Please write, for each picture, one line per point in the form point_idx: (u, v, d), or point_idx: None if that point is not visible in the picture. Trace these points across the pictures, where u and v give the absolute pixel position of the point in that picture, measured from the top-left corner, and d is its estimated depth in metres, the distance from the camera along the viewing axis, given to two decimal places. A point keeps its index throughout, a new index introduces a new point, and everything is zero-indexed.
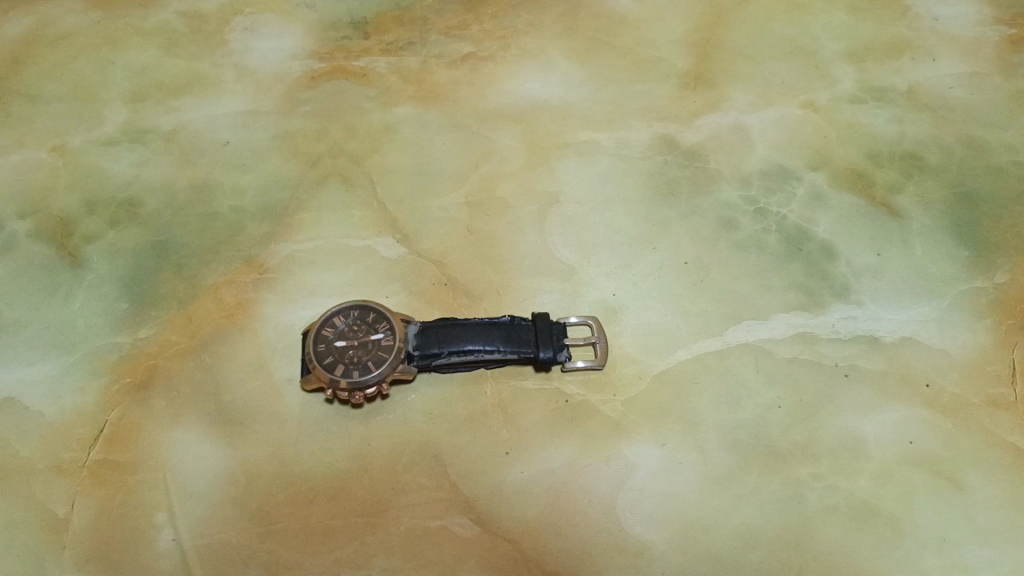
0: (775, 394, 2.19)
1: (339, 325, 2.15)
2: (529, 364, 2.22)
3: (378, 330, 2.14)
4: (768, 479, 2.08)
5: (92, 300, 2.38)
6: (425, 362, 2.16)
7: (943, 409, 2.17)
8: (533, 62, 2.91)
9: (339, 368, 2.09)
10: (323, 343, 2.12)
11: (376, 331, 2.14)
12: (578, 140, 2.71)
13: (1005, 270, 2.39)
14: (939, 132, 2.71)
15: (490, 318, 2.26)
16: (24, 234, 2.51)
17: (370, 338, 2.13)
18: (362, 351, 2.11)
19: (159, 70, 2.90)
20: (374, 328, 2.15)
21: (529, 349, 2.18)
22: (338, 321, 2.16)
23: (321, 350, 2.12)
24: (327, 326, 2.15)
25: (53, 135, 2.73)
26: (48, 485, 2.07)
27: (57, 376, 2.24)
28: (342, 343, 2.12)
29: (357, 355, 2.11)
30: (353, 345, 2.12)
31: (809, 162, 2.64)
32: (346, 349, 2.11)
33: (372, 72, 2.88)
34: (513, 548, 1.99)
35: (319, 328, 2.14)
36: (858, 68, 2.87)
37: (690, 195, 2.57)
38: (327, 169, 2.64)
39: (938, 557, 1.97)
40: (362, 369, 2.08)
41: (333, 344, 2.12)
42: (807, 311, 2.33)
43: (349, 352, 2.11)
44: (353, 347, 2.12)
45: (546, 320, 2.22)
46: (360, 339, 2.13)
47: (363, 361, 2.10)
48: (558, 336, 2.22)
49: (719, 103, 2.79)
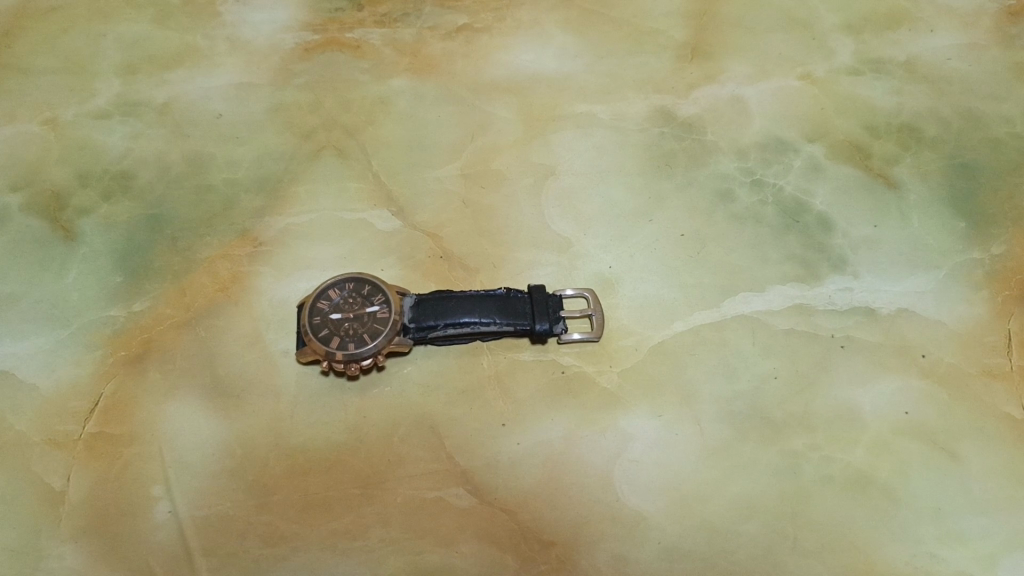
0: (771, 365, 2.19)
1: (334, 297, 2.15)
2: (525, 337, 2.22)
3: (374, 303, 2.13)
4: (764, 450, 2.08)
5: (86, 273, 2.37)
6: (422, 334, 2.15)
7: (939, 379, 2.17)
8: (529, 34, 2.88)
9: (335, 341, 2.08)
10: (318, 316, 2.12)
11: (371, 304, 2.13)
12: (574, 112, 2.69)
13: (1003, 241, 2.39)
14: (937, 103, 2.69)
15: (487, 290, 2.25)
16: (17, 208, 2.49)
17: (365, 310, 2.12)
18: (357, 323, 2.10)
19: (151, 42, 2.87)
20: (369, 300, 2.14)
21: (525, 321, 2.18)
22: (333, 294, 2.15)
23: (317, 322, 2.11)
24: (323, 299, 2.14)
25: (44, 109, 2.71)
26: (43, 458, 2.07)
27: (51, 350, 2.23)
28: (337, 316, 2.11)
29: (352, 327, 2.10)
30: (349, 317, 2.11)
31: (806, 134, 2.62)
32: (342, 322, 2.11)
33: (367, 44, 2.85)
34: (510, 518, 2.00)
35: (314, 300, 2.13)
36: (857, 40, 2.85)
37: (687, 167, 2.56)
38: (321, 142, 2.62)
39: (933, 526, 1.98)
40: (358, 341, 2.08)
41: (328, 316, 2.12)
42: (804, 283, 2.33)
43: (345, 324, 2.10)
44: (349, 320, 2.11)
45: (541, 292, 2.21)
46: (355, 311, 2.12)
47: (358, 333, 2.09)
48: (554, 308, 2.21)
49: (717, 75, 2.77)
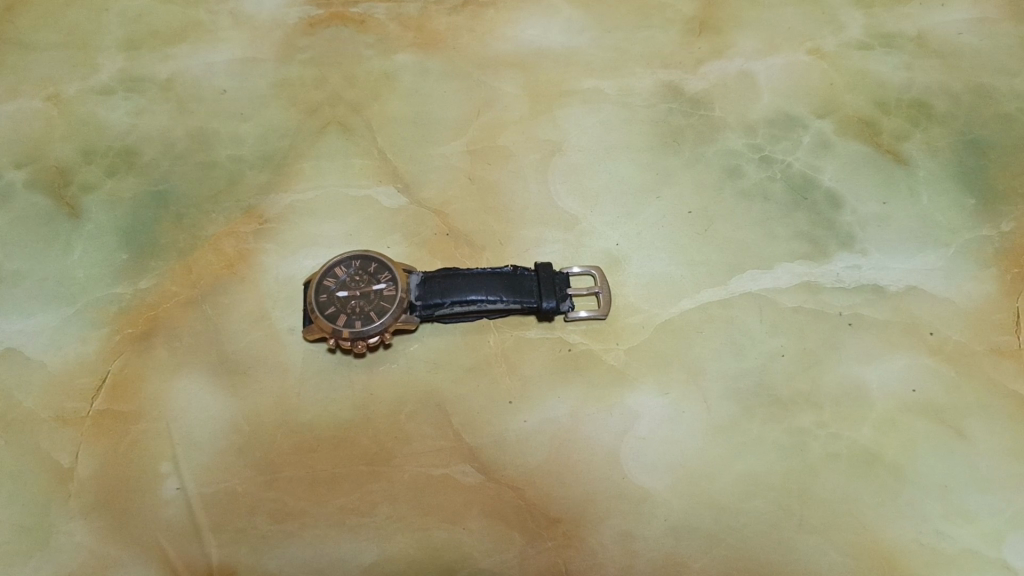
0: (778, 342, 2.18)
1: (340, 275, 2.14)
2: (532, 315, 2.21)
3: (380, 280, 2.13)
4: (771, 427, 2.08)
5: (91, 250, 2.36)
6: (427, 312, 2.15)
7: (947, 357, 2.16)
8: (535, 8, 2.84)
9: (342, 318, 2.07)
10: (324, 293, 2.11)
11: (378, 282, 2.13)
12: (581, 87, 2.66)
13: (1013, 218, 2.37)
14: (947, 79, 2.66)
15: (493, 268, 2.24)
16: (21, 184, 2.48)
17: (372, 288, 2.12)
18: (364, 301, 2.10)
19: (154, 17, 2.84)
20: (376, 278, 2.14)
21: (532, 299, 2.17)
22: (338, 272, 2.15)
23: (323, 300, 2.10)
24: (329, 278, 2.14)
25: (49, 85, 2.69)
26: (51, 434, 2.08)
27: (58, 327, 2.24)
28: (344, 294, 2.11)
29: (357, 304, 2.09)
30: (355, 295, 2.11)
31: (815, 111, 2.60)
32: (347, 298, 2.10)
33: (371, 19, 2.82)
34: (518, 494, 2.01)
35: (320, 278, 2.13)
36: (867, 14, 2.81)
37: (695, 143, 2.54)
38: (327, 117, 2.60)
39: (939, 504, 1.98)
40: (365, 319, 2.07)
41: (335, 294, 2.11)
42: (812, 260, 2.32)
43: (352, 302, 2.10)
44: (354, 296, 2.10)
45: (549, 270, 2.21)
46: (362, 289, 2.11)
47: (365, 311, 2.08)
48: (561, 287, 2.20)
49: (725, 49, 2.73)
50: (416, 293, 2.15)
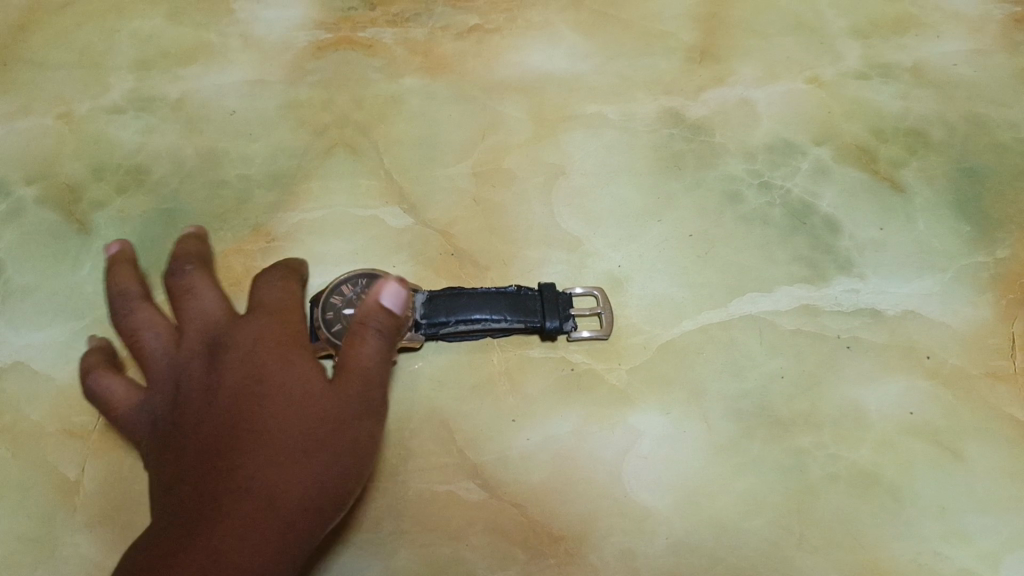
0: (778, 364, 2.22)
1: (347, 293, 2.19)
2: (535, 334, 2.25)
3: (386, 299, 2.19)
4: (771, 447, 2.11)
5: (101, 266, 2.39)
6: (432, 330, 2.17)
7: (943, 380, 2.20)
8: (540, 34, 2.84)
9: None
10: (331, 310, 2.15)
11: None
12: (585, 112, 2.67)
13: (1008, 244, 2.40)
14: (944, 108, 2.68)
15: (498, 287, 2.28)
16: (32, 200, 2.52)
17: None
18: None
19: (163, 38, 2.83)
20: None
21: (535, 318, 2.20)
22: (345, 290, 2.20)
23: (330, 316, 2.14)
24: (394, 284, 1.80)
25: (58, 102, 2.70)
26: (59, 447, 2.11)
27: (68, 341, 2.27)
28: (350, 311, 2.15)
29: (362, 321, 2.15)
30: None
31: (814, 138, 2.62)
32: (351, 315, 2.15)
33: (379, 43, 2.81)
34: (522, 510, 2.04)
35: (327, 295, 2.17)
36: (865, 44, 2.81)
37: (696, 168, 2.57)
38: (333, 139, 2.62)
39: (937, 524, 2.02)
40: None
41: (341, 311, 2.15)
42: (810, 284, 2.36)
43: None
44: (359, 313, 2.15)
45: (552, 290, 2.25)
46: None
47: None
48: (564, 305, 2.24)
49: (726, 77, 2.74)
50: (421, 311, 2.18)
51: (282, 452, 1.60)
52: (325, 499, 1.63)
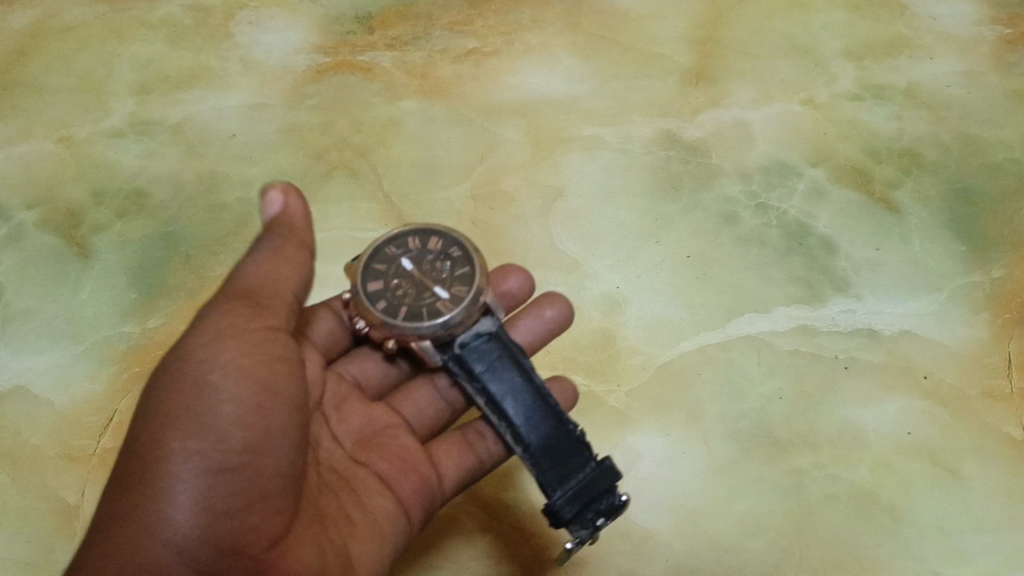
0: (776, 385, 2.23)
1: (413, 247, 1.84)
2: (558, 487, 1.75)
3: (449, 283, 1.79)
4: (770, 467, 2.12)
5: (101, 290, 2.40)
6: (464, 355, 1.80)
7: (940, 400, 2.21)
8: (537, 57, 2.86)
9: (381, 304, 1.77)
10: (386, 261, 1.81)
11: (455, 274, 1.80)
12: (582, 134, 2.69)
13: (1004, 264, 2.41)
14: (937, 129, 2.70)
15: (550, 415, 1.78)
16: (32, 225, 2.53)
17: (433, 287, 1.78)
18: (414, 287, 1.78)
19: (163, 63, 2.85)
20: (453, 268, 1.81)
21: (579, 466, 1.76)
22: (412, 242, 1.84)
23: (386, 271, 1.80)
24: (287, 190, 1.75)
25: (60, 127, 2.72)
26: (59, 472, 2.11)
27: (67, 365, 2.27)
28: (408, 267, 1.80)
29: (405, 291, 1.78)
30: (416, 277, 1.80)
31: (810, 159, 2.63)
32: (392, 277, 1.79)
33: (377, 66, 2.84)
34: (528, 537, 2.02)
35: (391, 243, 1.83)
36: (858, 66, 2.84)
37: (692, 189, 2.58)
38: (333, 162, 2.64)
39: (936, 544, 2.01)
40: (412, 317, 1.75)
41: (400, 265, 1.81)
42: (807, 304, 2.36)
43: (399, 287, 1.78)
44: (405, 278, 1.79)
45: (599, 482, 1.75)
46: (430, 277, 1.80)
47: (413, 308, 1.76)
48: (604, 504, 1.75)
49: (722, 99, 2.76)
50: (460, 316, 1.75)
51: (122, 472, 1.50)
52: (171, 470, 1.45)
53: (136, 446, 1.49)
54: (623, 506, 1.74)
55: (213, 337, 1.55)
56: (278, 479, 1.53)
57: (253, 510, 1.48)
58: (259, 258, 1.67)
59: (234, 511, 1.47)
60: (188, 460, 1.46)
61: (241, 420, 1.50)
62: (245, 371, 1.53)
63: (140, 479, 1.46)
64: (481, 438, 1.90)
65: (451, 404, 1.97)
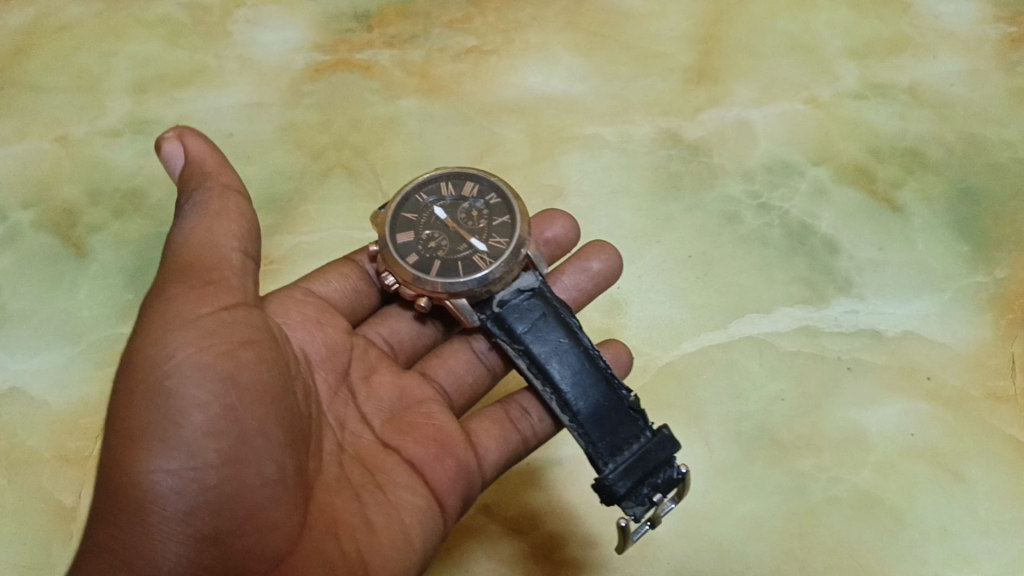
0: (778, 386, 2.21)
1: (447, 195, 1.89)
2: (609, 460, 1.72)
3: (484, 236, 1.84)
4: (772, 470, 2.09)
5: (97, 290, 2.38)
6: (504, 315, 1.81)
7: (943, 402, 2.18)
8: (537, 56, 2.84)
9: (414, 257, 1.80)
10: (419, 209, 1.87)
11: (494, 223, 1.86)
12: (583, 133, 2.67)
13: (1008, 264, 2.39)
14: (940, 128, 2.68)
15: (602, 381, 1.77)
16: (28, 225, 2.50)
17: (469, 239, 1.83)
18: (447, 240, 1.83)
19: (161, 61, 2.82)
20: (492, 218, 1.87)
21: (631, 437, 1.75)
22: (445, 190, 1.90)
23: (420, 220, 1.85)
24: (200, 144, 1.66)
25: (56, 126, 2.69)
26: (54, 474, 2.08)
27: (63, 366, 2.25)
28: (442, 216, 1.86)
29: (441, 243, 1.83)
30: (450, 228, 1.85)
31: (812, 158, 2.61)
32: (425, 227, 1.84)
33: (376, 65, 2.81)
34: (542, 552, 1.99)
35: (423, 191, 1.89)
36: (861, 64, 2.82)
37: (694, 189, 2.56)
38: (331, 161, 2.61)
39: (940, 547, 1.98)
40: (448, 273, 1.78)
41: (433, 215, 1.86)
42: (810, 304, 2.34)
43: (432, 238, 1.83)
44: (438, 229, 1.84)
45: (656, 449, 1.73)
46: (466, 229, 1.85)
47: (450, 262, 1.80)
48: (660, 479, 1.73)
49: (724, 98, 2.73)
50: (498, 272, 1.79)
51: (96, 502, 1.39)
52: (147, 490, 1.34)
53: (105, 468, 1.38)
54: (682, 479, 1.72)
55: (165, 334, 1.43)
56: (268, 486, 1.43)
57: (245, 522, 1.40)
58: (194, 225, 1.58)
59: (223, 532, 1.38)
60: (161, 483, 1.34)
61: (215, 426, 1.39)
62: (206, 368, 1.42)
63: (113, 514, 1.35)
64: (524, 416, 1.84)
65: (489, 368, 1.95)
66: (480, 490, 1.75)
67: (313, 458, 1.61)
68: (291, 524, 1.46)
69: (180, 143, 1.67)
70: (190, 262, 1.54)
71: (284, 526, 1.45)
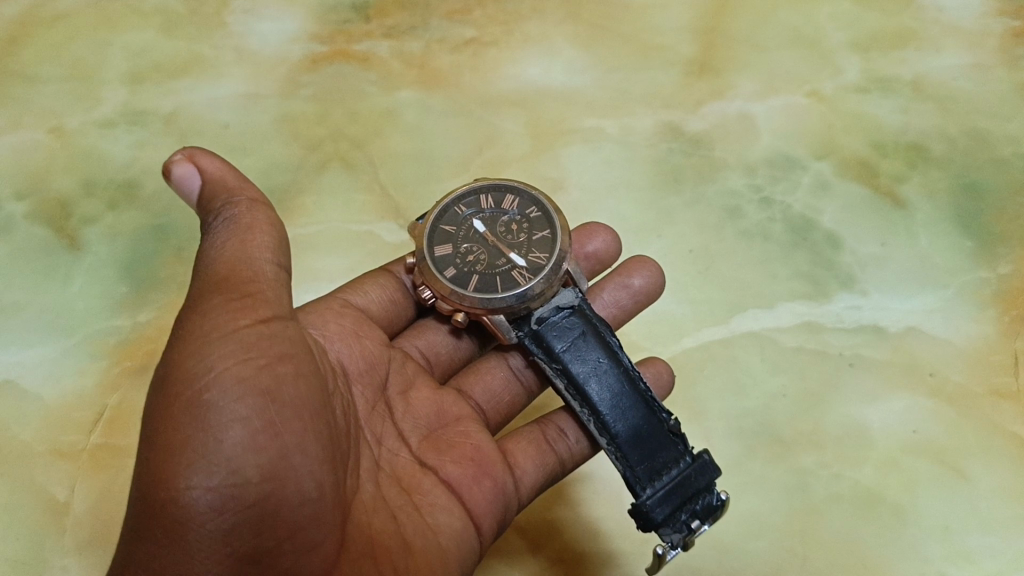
0: (780, 382, 2.18)
1: (486, 208, 1.89)
2: (648, 485, 1.69)
3: (523, 251, 1.83)
4: (773, 467, 2.07)
5: (91, 282, 2.35)
6: (542, 332, 1.80)
7: (946, 398, 2.15)
8: (537, 48, 2.80)
9: (450, 270, 1.79)
10: (456, 221, 1.86)
11: (534, 237, 1.86)
12: (583, 126, 2.64)
13: (1011, 260, 2.37)
14: (944, 123, 2.65)
15: (641, 404, 1.73)
16: (21, 216, 2.47)
17: (508, 253, 1.82)
18: (485, 254, 1.82)
19: (156, 51, 2.79)
20: (532, 232, 1.86)
21: (670, 462, 1.71)
22: (484, 203, 1.90)
23: (459, 233, 1.85)
24: (213, 162, 1.58)
25: (50, 116, 2.66)
26: (47, 468, 2.05)
27: (57, 359, 2.22)
28: (481, 229, 1.86)
29: (480, 256, 1.82)
30: (489, 242, 1.84)
31: (815, 152, 2.59)
32: (462, 241, 1.84)
33: (374, 56, 2.78)
34: (562, 565, 1.86)
35: (461, 202, 1.89)
36: (864, 58, 2.79)
37: (695, 182, 2.54)
38: (329, 153, 2.58)
39: (941, 545, 1.95)
40: (486, 287, 1.77)
41: (473, 229, 1.86)
42: (812, 300, 2.32)
43: (471, 252, 1.82)
44: (476, 243, 1.84)
45: (696, 475, 1.70)
46: (505, 243, 1.84)
47: (488, 277, 1.79)
48: (700, 505, 1.69)
49: (725, 91, 2.71)
50: (538, 287, 1.78)
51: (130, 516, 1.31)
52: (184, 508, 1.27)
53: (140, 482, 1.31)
54: (721, 507, 1.67)
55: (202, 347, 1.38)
56: (308, 505, 1.37)
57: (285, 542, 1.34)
58: (225, 241, 1.51)
59: (265, 552, 1.33)
60: (200, 500, 1.27)
61: (255, 442, 1.33)
62: (245, 381, 1.37)
63: (148, 532, 1.28)
64: (561, 437, 1.83)
65: (525, 385, 1.93)
66: (516, 513, 1.74)
67: (351, 476, 1.56)
68: (329, 547, 1.41)
69: (193, 165, 1.57)
70: (226, 274, 1.47)
71: (323, 547, 1.39)
